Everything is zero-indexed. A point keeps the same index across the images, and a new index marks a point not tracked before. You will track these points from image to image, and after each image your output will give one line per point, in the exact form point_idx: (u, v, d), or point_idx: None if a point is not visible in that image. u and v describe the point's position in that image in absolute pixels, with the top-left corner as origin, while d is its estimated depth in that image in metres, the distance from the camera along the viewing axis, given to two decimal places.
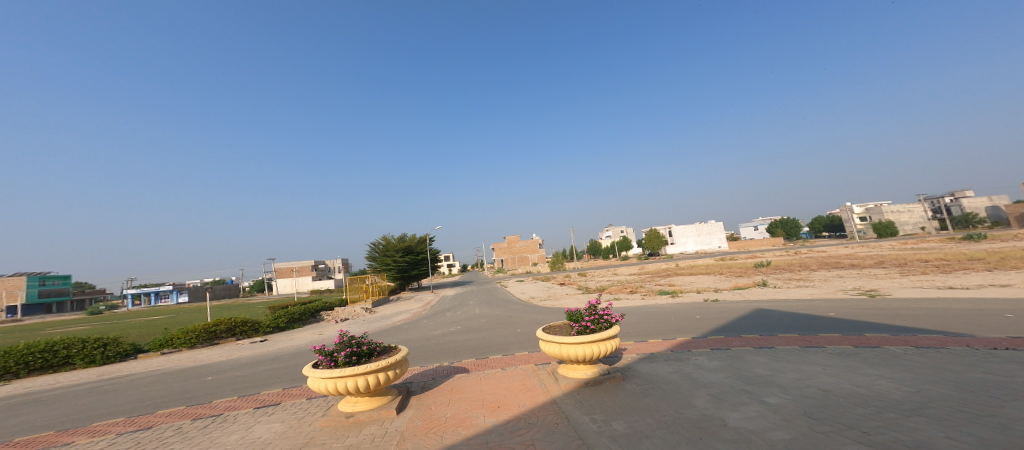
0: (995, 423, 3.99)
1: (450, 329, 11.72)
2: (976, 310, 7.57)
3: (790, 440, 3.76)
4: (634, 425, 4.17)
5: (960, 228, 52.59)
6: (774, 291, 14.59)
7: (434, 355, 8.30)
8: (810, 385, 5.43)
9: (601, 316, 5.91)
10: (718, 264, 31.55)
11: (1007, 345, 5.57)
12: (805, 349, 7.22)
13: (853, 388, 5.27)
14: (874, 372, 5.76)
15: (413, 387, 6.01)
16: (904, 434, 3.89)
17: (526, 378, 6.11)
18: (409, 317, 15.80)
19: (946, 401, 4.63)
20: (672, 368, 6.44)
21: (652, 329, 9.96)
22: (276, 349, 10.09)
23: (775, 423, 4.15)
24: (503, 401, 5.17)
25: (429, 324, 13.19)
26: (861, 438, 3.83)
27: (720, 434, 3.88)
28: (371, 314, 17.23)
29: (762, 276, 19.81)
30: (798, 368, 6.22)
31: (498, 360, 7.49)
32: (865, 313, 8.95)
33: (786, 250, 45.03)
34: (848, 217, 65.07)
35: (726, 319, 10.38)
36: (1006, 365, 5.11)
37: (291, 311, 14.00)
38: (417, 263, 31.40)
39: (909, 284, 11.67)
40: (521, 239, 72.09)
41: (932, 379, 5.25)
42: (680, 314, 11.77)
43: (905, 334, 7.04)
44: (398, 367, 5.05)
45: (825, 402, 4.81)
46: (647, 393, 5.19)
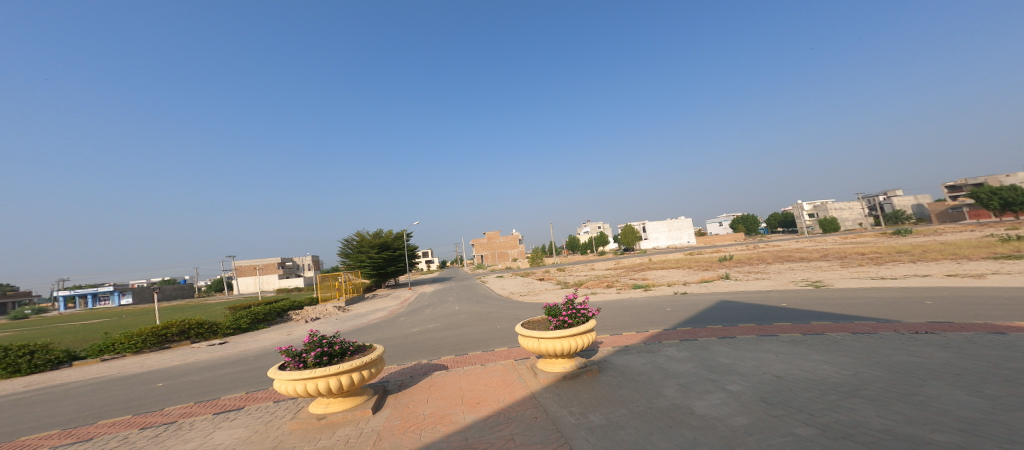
0: (917, 400, 4.43)
1: (428, 326, 11.63)
2: (902, 298, 8.37)
3: (749, 425, 4.01)
4: (610, 417, 4.31)
5: (890, 224, 57.90)
6: (736, 283, 15.47)
7: (412, 353, 8.23)
8: (766, 372, 5.81)
9: (578, 310, 6.03)
10: (685, 259, 32.93)
11: (928, 329, 6.16)
12: (761, 337, 7.70)
13: (802, 373, 5.69)
14: (819, 357, 6.24)
15: (389, 386, 5.94)
16: (843, 414, 4.24)
17: (506, 374, 6.18)
18: (385, 315, 15.55)
19: (877, 382, 5.10)
20: (645, 359, 6.71)
21: (626, 323, 10.29)
22: (238, 352, 9.64)
23: (736, 410, 4.41)
24: (482, 397, 5.20)
25: (406, 322, 13.05)
26: (809, 420, 4.14)
27: (688, 422, 4.09)
28: (343, 313, 16.74)
29: (726, 270, 20.84)
30: (756, 356, 6.64)
31: (478, 356, 7.52)
32: (814, 302, 9.66)
33: (747, 245, 47.76)
34: (799, 214, 69.73)
35: (693, 311, 10.88)
36: (925, 348, 5.66)
37: (255, 311, 13.36)
38: (395, 260, 30.80)
39: (849, 275, 12.74)
40: (501, 236, 72.35)
41: (867, 362, 5.75)
42: (653, 307, 12.22)
43: (844, 321, 7.66)
44: (373, 366, 4.98)
45: (778, 387, 5.17)
46: (621, 384, 5.38)
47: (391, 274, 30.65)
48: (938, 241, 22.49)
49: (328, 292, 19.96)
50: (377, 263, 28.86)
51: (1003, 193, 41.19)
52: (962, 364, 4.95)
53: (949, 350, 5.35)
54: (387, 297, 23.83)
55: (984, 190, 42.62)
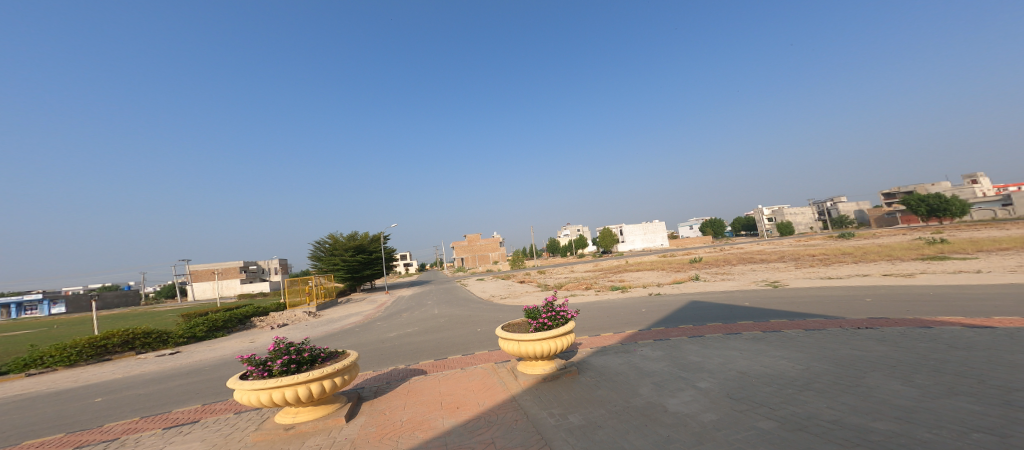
0: (860, 391, 4.76)
1: (406, 331, 11.39)
2: (848, 295, 8.99)
3: (718, 421, 4.16)
4: (588, 417, 4.36)
5: (837, 228, 62.38)
6: (704, 284, 16.11)
7: (387, 358, 8.02)
8: (732, 369, 6.06)
9: (558, 312, 6.08)
10: (658, 261, 34.02)
11: (868, 324, 6.64)
12: (727, 335, 8.05)
13: (763, 368, 5.97)
14: (778, 353, 6.57)
15: (365, 393, 5.76)
16: (799, 407, 4.48)
17: (486, 377, 6.13)
18: (360, 320, 15.08)
19: (827, 375, 5.44)
20: (621, 359, 6.85)
21: (603, 324, 10.47)
22: (194, 362, 9.08)
23: (705, 406, 4.57)
24: (462, 401, 5.14)
25: (381, 326, 12.73)
26: (770, 413, 4.34)
27: (662, 420, 4.19)
28: (314, 318, 16.11)
29: (696, 271, 21.68)
30: (723, 353, 6.92)
31: (457, 360, 7.43)
32: (774, 301, 10.18)
33: (715, 247, 49.81)
34: (761, 218, 73.57)
35: (666, 311, 11.23)
36: (866, 342, 6.09)
37: (212, 318, 12.65)
38: (370, 263, 29.97)
39: (803, 275, 13.59)
40: (481, 239, 72.07)
41: (818, 356, 6.12)
42: (629, 308, 12.51)
43: (798, 318, 8.12)
44: (346, 373, 4.81)
45: (743, 383, 5.40)
46: (599, 385, 5.45)
47: (366, 277, 29.82)
48: (877, 244, 24.42)
49: (297, 297, 19.20)
50: (353, 265, 28.06)
51: (929, 201, 45.33)
52: (897, 356, 5.34)
53: (886, 344, 5.77)
54: (361, 301, 23.16)
55: (914, 197, 46.66)
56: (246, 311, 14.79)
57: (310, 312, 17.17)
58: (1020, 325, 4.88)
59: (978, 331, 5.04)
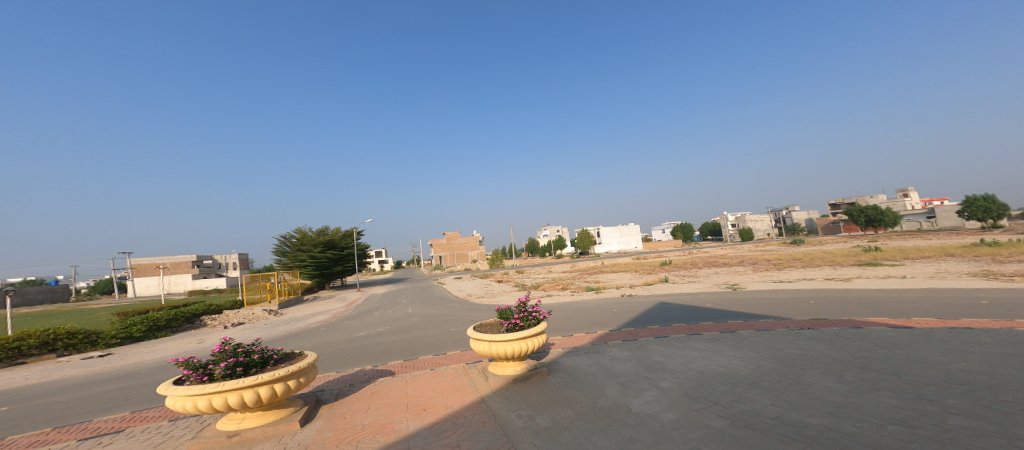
0: (799, 388, 5.10)
1: (376, 330, 11.11)
2: (796, 297, 9.61)
3: (676, 420, 4.34)
4: (555, 418, 4.43)
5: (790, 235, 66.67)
6: (673, 286, 16.73)
7: (352, 360, 7.80)
8: (691, 368, 6.32)
9: (530, 313, 6.17)
10: (631, 263, 35.01)
11: (809, 325, 7.13)
12: (689, 336, 8.39)
13: (719, 368, 6.28)
14: (732, 353, 6.93)
15: (325, 396, 5.59)
16: (747, 405, 4.75)
17: (456, 378, 6.08)
18: (326, 318, 14.53)
19: (772, 373, 5.80)
20: (590, 360, 6.99)
21: (576, 324, 10.64)
22: (129, 365, 8.47)
23: (666, 406, 4.75)
24: (429, 403, 5.08)
25: (349, 325, 12.36)
26: (722, 412, 4.57)
27: (626, 420, 4.32)
28: (274, 317, 15.39)
29: (666, 273, 22.47)
30: (684, 354, 7.22)
31: (428, 360, 7.33)
32: (734, 303, 10.70)
33: (684, 251, 51.78)
34: (724, 224, 77.38)
35: (637, 312, 11.57)
36: (806, 341, 6.54)
37: (154, 317, 11.86)
38: (341, 259, 28.94)
39: (760, 278, 14.40)
40: (460, 237, 71.59)
41: (766, 356, 6.50)
42: (602, 309, 12.78)
43: (751, 320, 8.59)
44: (302, 375, 4.58)
45: (701, 382, 5.66)
46: (568, 385, 5.56)
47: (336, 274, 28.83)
48: (825, 250, 26.39)
49: (257, 295, 18.26)
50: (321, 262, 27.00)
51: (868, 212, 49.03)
52: (830, 354, 5.77)
53: (822, 343, 6.22)
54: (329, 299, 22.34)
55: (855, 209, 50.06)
56: (197, 309, 13.91)
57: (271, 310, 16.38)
58: (934, 325, 5.40)
59: (897, 331, 5.53)
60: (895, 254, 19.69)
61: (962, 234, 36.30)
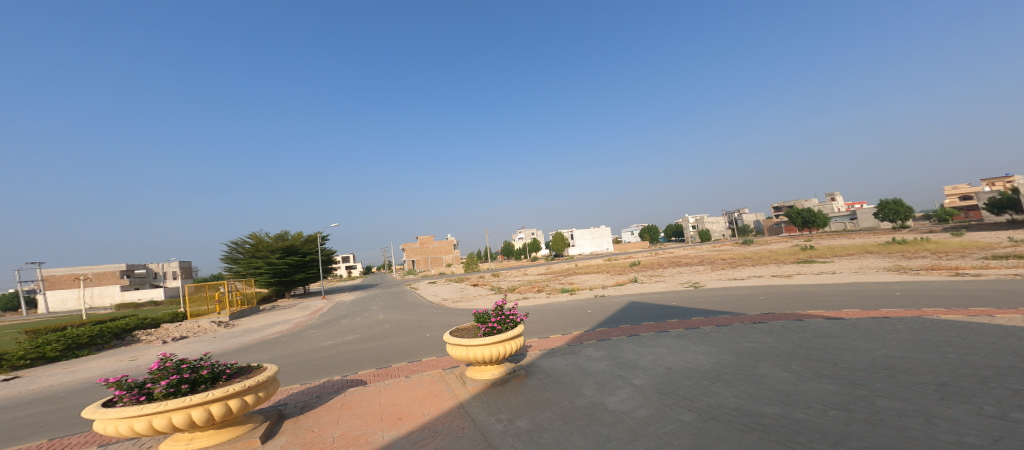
0: (755, 379, 5.52)
1: (345, 338, 10.87)
2: (750, 293, 10.28)
3: (650, 416, 4.58)
4: (535, 420, 4.56)
5: (741, 235, 71.06)
6: (641, 286, 17.37)
7: (317, 371, 7.62)
8: (660, 365, 6.67)
9: (507, 315, 6.28)
10: (603, 264, 35.92)
11: (760, 319, 7.68)
12: (658, 333, 8.80)
13: (685, 363, 6.67)
14: (697, 348, 7.36)
15: (290, 409, 5.46)
16: (712, 398, 5.08)
17: (432, 385, 6.11)
18: (286, 328, 14.01)
19: (732, 366, 6.23)
20: (567, 361, 7.21)
21: (551, 326, 10.87)
22: (47, 389, 7.84)
23: (639, 402, 5.00)
24: (405, 412, 5.08)
25: (314, 335, 11.99)
26: (691, 405, 4.88)
27: (603, 419, 4.52)
28: (224, 329, 14.64)
29: (635, 274, 23.27)
30: (653, 351, 7.59)
31: (402, 368, 7.30)
32: (696, 300, 11.30)
33: (653, 252, 53.72)
34: (687, 225, 80.98)
35: (610, 312, 11.95)
36: (758, 334, 7.06)
37: (72, 334, 11.03)
38: (302, 266, 27.77)
39: (719, 276, 15.25)
40: (434, 241, 70.85)
41: (725, 350, 6.96)
42: (576, 310, 13.09)
43: (711, 316, 9.12)
44: (260, 389, 4.30)
45: (671, 378, 5.99)
46: (546, 387, 5.73)
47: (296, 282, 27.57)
48: (778, 248, 28.26)
49: (202, 307, 17.26)
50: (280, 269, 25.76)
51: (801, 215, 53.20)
52: (779, 345, 6.28)
53: (771, 335, 6.75)
54: (291, 308, 21.45)
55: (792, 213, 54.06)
56: (126, 324, 13.03)
57: (219, 322, 15.54)
58: (860, 315, 6.01)
59: (831, 322, 6.10)
60: (832, 252, 21.50)
61: (891, 233, 39.95)
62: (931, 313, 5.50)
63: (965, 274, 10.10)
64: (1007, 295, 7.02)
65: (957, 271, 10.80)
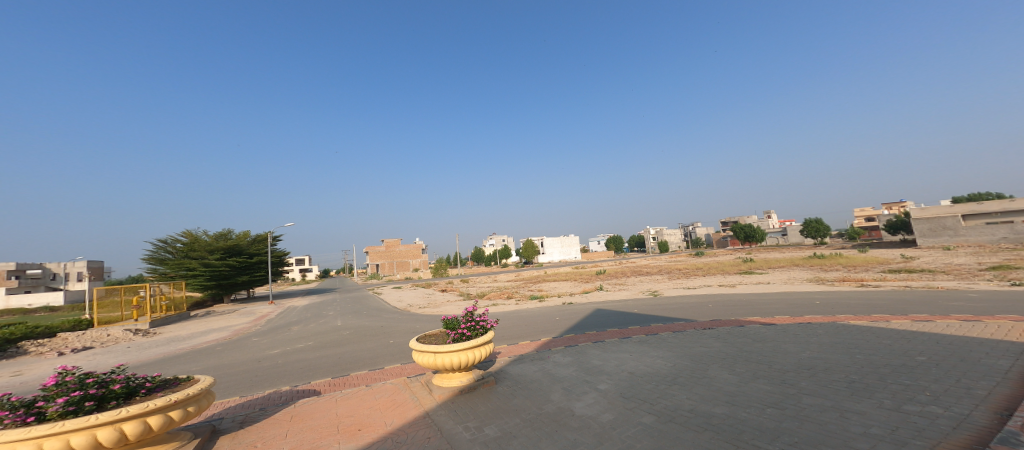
0: (705, 381, 5.99)
1: (297, 346, 10.47)
2: (703, 301, 11.02)
3: (613, 419, 4.87)
4: (504, 428, 4.72)
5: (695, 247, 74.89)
6: (605, 294, 18.00)
7: (262, 381, 7.22)
8: (624, 370, 7.04)
9: (477, 321, 6.41)
10: (571, 272, 36.75)
11: (711, 325, 8.28)
12: (621, 339, 9.24)
13: (646, 367, 7.08)
14: (656, 353, 7.82)
15: (228, 422, 5.12)
16: (669, 400, 5.46)
17: (396, 393, 6.14)
18: (223, 335, 13.05)
19: (686, 369, 6.70)
20: (536, 367, 7.45)
21: (519, 333, 11.07)
22: None
23: (604, 407, 5.30)
24: (365, 422, 5.09)
25: (260, 342, 11.29)
26: (650, 408, 5.22)
27: (570, 424, 4.75)
28: (141, 338, 13.30)
29: (600, 282, 24.01)
30: (617, 356, 7.98)
31: (362, 377, 7.22)
32: (653, 308, 11.93)
33: (618, 260, 55.48)
34: (649, 235, 84.32)
35: (576, 319, 12.34)
36: (708, 339, 7.63)
37: None
38: (245, 269, 25.86)
39: (676, 285, 16.10)
40: (400, 245, 69.40)
41: (680, 354, 7.45)
42: (544, 317, 13.39)
43: (668, 323, 9.69)
44: (189, 404, 3.46)
45: (633, 382, 6.35)
46: (515, 393, 5.92)
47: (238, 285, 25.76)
48: (730, 260, 30.19)
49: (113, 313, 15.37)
50: (220, 271, 23.88)
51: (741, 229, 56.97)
52: (726, 349, 6.83)
53: (719, 340, 7.31)
54: (232, 314, 19.93)
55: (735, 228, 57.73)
56: (13, 331, 11.45)
57: (137, 330, 14.05)
58: (789, 321, 6.68)
59: (769, 327, 6.71)
60: (775, 263, 23.32)
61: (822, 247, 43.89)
62: (846, 318, 6.23)
63: (876, 286, 11.38)
64: (904, 303, 8.11)
65: (866, 283, 12.22)
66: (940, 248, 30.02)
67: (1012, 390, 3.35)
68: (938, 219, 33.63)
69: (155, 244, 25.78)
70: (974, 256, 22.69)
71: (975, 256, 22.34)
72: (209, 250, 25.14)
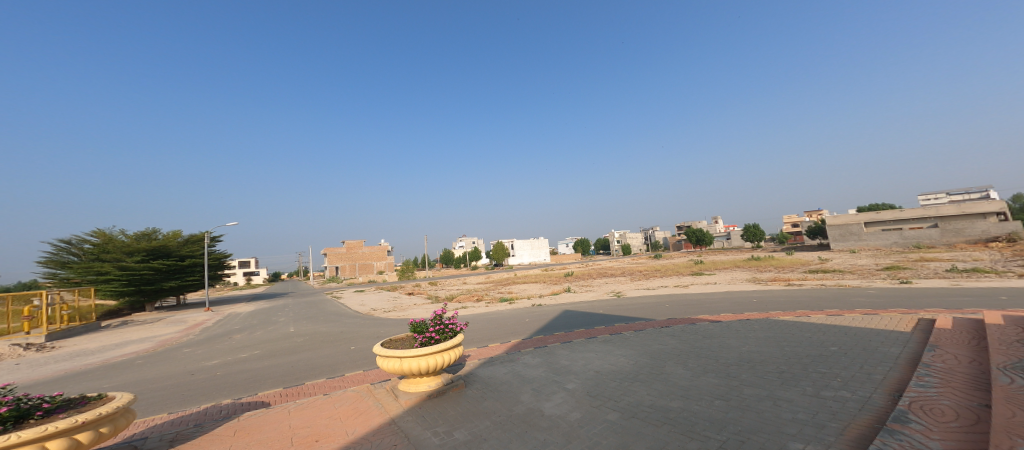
0: (663, 377, 6.33)
1: (242, 356, 9.96)
2: (664, 300, 11.57)
3: (582, 418, 5.06)
4: (473, 431, 4.78)
5: (655, 249, 78.08)
6: (573, 295, 18.42)
7: (203, 395, 6.80)
8: (591, 369, 7.29)
9: (446, 325, 6.42)
10: (540, 274, 37.24)
11: (668, 323, 8.73)
12: (588, 339, 9.52)
13: (611, 366, 7.37)
14: (619, 351, 8.16)
15: (155, 442, 4.77)
16: (632, 397, 5.73)
17: (359, 401, 6.05)
18: (142, 347, 11.98)
19: (645, 366, 7.05)
20: (506, 368, 7.55)
21: (490, 335, 11.13)
22: None
23: (572, 406, 5.48)
24: (324, 432, 5.00)
25: (196, 353, 10.54)
26: (615, 405, 5.46)
27: (540, 424, 4.89)
28: (37, 354, 11.85)
29: (568, 284, 24.53)
30: (584, 355, 8.24)
31: (318, 385, 7.04)
32: (618, 308, 12.42)
33: (585, 262, 56.84)
34: (614, 238, 87.06)
35: (545, 321, 12.57)
36: (665, 337, 8.04)
37: None
38: (170, 274, 23.59)
39: (638, 286, 16.78)
40: (363, 247, 67.48)
41: (641, 352, 7.81)
42: (514, 319, 13.53)
43: (630, 322, 10.09)
44: (102, 425, 3.19)
45: (599, 380, 6.60)
46: (485, 396, 5.99)
47: (165, 290, 23.51)
48: (688, 262, 31.79)
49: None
50: (142, 275, 21.67)
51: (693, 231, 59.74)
52: (680, 346, 7.26)
53: (675, 337, 7.75)
54: (172, 321, 18.54)
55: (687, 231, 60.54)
56: None
57: (31, 346, 12.49)
58: (733, 318, 7.20)
59: (717, 323, 7.21)
60: (727, 265, 24.81)
61: (768, 249, 47.20)
62: (778, 314, 6.81)
63: (800, 284, 12.49)
64: (822, 299, 9.01)
65: (793, 282, 13.39)
66: (848, 251, 33.39)
67: (901, 373, 3.84)
68: (846, 226, 36.95)
69: (56, 246, 22.61)
70: (886, 257, 25.45)
71: (874, 258, 25.15)
72: (127, 251, 22.63)
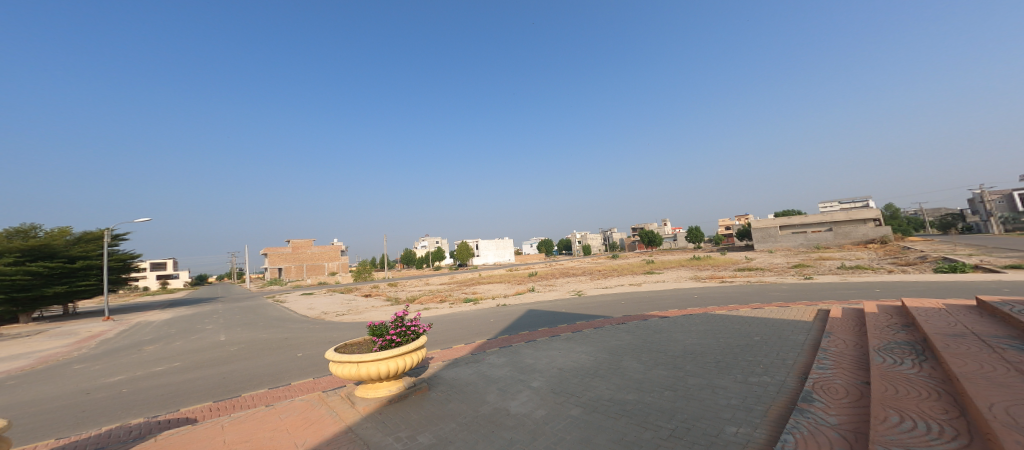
0: (620, 371, 6.68)
1: (169, 368, 9.30)
2: (621, 297, 12.09)
3: (546, 415, 5.26)
4: (438, 434, 4.83)
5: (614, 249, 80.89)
6: (536, 295, 18.75)
7: (123, 414, 6.33)
8: (554, 366, 7.55)
9: (407, 327, 6.36)
10: (504, 274, 37.56)
11: (624, 319, 9.18)
12: (551, 337, 9.79)
13: (572, 362, 7.66)
14: (580, 348, 8.49)
15: None
16: (592, 392, 6.02)
17: (310, 410, 5.89)
18: (26, 364, 10.66)
19: (603, 361, 7.40)
20: (471, 369, 7.63)
21: (454, 336, 11.13)
22: None
23: (537, 403, 5.67)
24: (272, 445, 4.85)
25: (108, 369, 9.61)
26: (576, 400, 5.72)
27: (505, 423, 5.04)
28: None
29: (531, 284, 24.92)
30: (548, 353, 8.49)
31: (259, 397, 6.75)
32: (579, 306, 12.85)
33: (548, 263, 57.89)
34: (576, 238, 89.23)
35: (509, 320, 12.74)
36: (621, 333, 8.46)
37: None
38: (54, 279, 20.68)
39: (597, 285, 17.39)
40: (315, 248, 64.54)
41: (599, 348, 8.17)
42: (478, 319, 13.59)
43: (591, 319, 10.49)
44: None
45: (562, 377, 6.85)
46: (450, 398, 6.04)
47: (47, 297, 20.57)
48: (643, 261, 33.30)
49: None
50: (16, 281, 18.86)
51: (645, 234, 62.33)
52: (635, 340, 7.68)
53: (630, 332, 8.20)
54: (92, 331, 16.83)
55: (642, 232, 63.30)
56: None
57: None
58: (679, 313, 7.75)
59: (666, 319, 7.71)
60: (678, 263, 26.30)
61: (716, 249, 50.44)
62: (717, 309, 7.42)
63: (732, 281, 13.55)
64: (751, 294, 9.88)
65: (729, 279, 14.49)
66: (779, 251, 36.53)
67: (806, 357, 4.39)
68: (767, 228, 40.12)
69: None
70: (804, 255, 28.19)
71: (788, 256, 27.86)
72: None
